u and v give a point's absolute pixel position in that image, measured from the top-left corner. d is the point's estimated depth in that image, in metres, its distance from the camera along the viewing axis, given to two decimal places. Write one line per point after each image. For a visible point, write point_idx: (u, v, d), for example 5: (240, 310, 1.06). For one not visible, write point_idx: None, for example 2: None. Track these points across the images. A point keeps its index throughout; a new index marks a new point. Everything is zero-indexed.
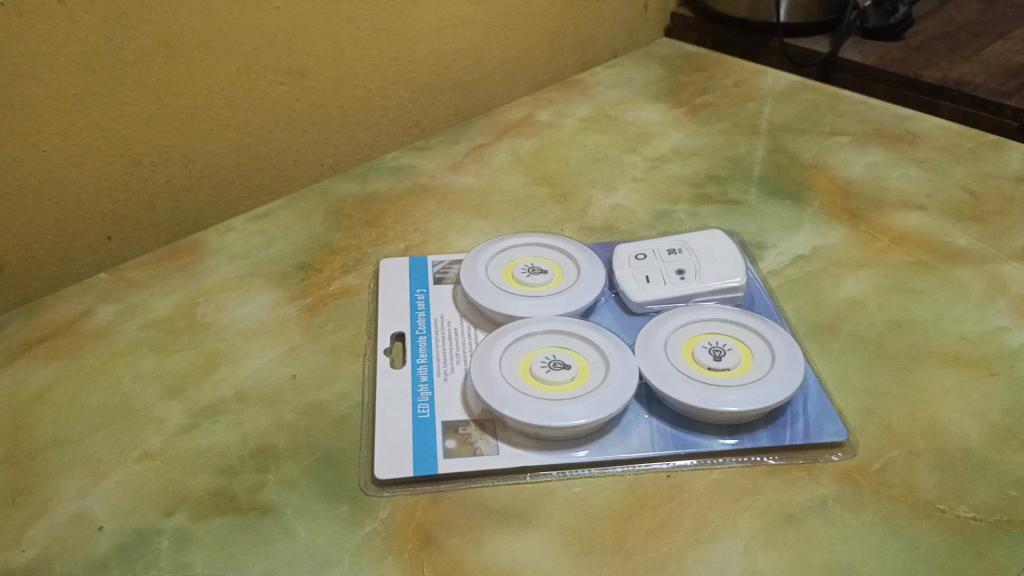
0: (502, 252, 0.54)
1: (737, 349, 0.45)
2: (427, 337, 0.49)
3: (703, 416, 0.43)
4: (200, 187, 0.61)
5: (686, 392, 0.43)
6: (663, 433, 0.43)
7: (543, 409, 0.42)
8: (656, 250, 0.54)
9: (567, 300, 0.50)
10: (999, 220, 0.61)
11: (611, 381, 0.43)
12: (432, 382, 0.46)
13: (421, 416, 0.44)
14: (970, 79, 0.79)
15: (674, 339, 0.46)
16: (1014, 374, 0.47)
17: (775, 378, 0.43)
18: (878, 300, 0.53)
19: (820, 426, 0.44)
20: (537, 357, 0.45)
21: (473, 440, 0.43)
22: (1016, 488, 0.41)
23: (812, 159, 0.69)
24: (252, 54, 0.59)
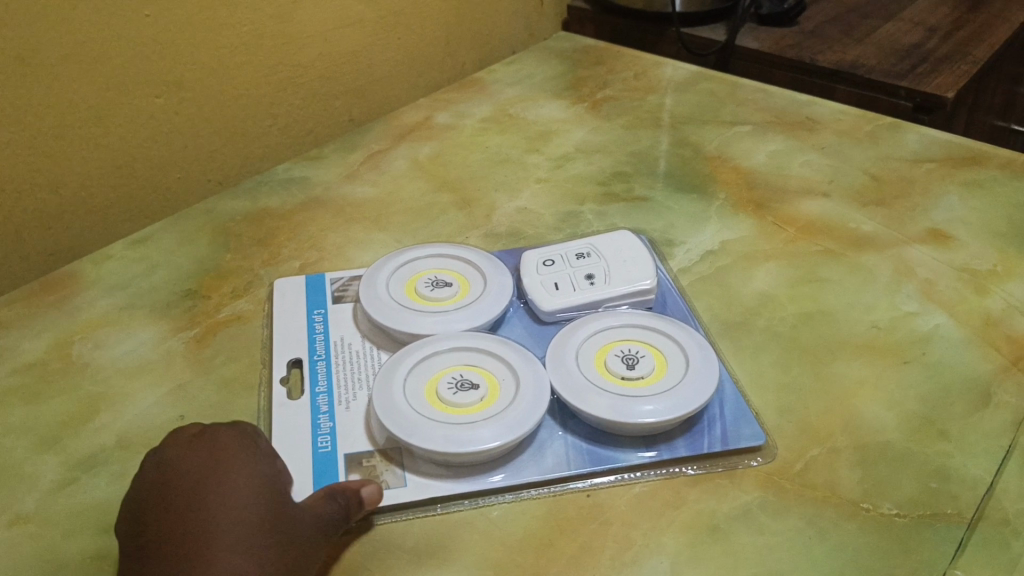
0: (405, 265, 0.51)
1: (650, 356, 0.44)
2: (326, 363, 0.46)
3: (619, 429, 0.41)
4: (74, 211, 0.57)
5: (600, 405, 0.41)
6: (579, 449, 0.41)
7: (452, 436, 0.39)
8: (564, 255, 0.52)
9: (475, 314, 0.47)
10: (902, 203, 0.61)
11: (523, 399, 0.41)
12: (333, 413, 0.43)
13: (322, 449, 0.41)
14: (864, 61, 0.79)
15: (585, 349, 0.44)
16: (927, 361, 0.47)
17: (689, 384, 0.42)
18: (789, 292, 0.52)
19: (738, 430, 0.42)
20: (443, 378, 0.42)
21: (379, 472, 0.40)
22: (937, 480, 0.41)
23: (715, 150, 0.68)
24: (122, 67, 0.55)
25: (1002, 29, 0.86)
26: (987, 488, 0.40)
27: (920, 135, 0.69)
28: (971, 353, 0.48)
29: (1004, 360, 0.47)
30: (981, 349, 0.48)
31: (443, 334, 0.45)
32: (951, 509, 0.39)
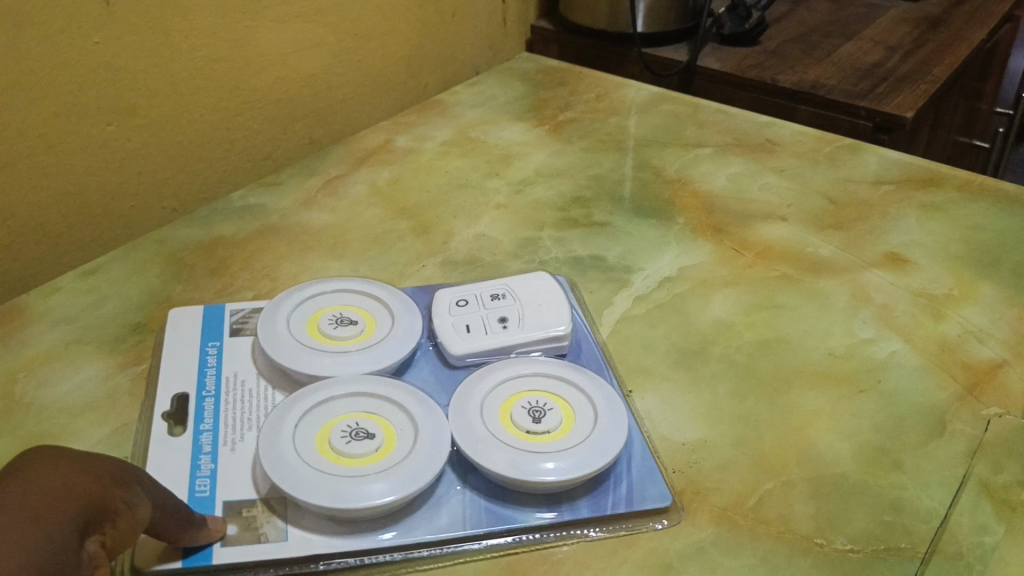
0: (309, 300, 0.50)
1: (558, 409, 0.42)
2: (215, 400, 0.45)
3: (519, 488, 0.40)
4: (21, 242, 0.55)
5: (500, 462, 0.39)
6: (475, 507, 0.40)
7: (341, 490, 0.37)
8: (479, 296, 0.51)
9: (376, 354, 0.46)
10: (860, 226, 0.61)
11: (417, 453, 0.39)
12: (217, 454, 0.42)
13: (200, 493, 0.40)
14: (825, 81, 0.80)
15: (492, 398, 0.43)
16: (883, 390, 0.47)
17: (595, 443, 0.40)
18: (746, 320, 0.52)
19: (644, 489, 0.41)
20: (337, 426, 0.41)
21: (259, 524, 0.39)
22: (891, 512, 0.40)
23: (675, 173, 0.68)
24: (71, 94, 0.54)
25: (961, 47, 0.87)
26: (940, 520, 0.40)
27: (879, 157, 0.69)
28: (927, 381, 0.47)
29: (960, 388, 0.47)
30: (937, 376, 0.48)
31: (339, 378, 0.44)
32: (905, 543, 0.39)
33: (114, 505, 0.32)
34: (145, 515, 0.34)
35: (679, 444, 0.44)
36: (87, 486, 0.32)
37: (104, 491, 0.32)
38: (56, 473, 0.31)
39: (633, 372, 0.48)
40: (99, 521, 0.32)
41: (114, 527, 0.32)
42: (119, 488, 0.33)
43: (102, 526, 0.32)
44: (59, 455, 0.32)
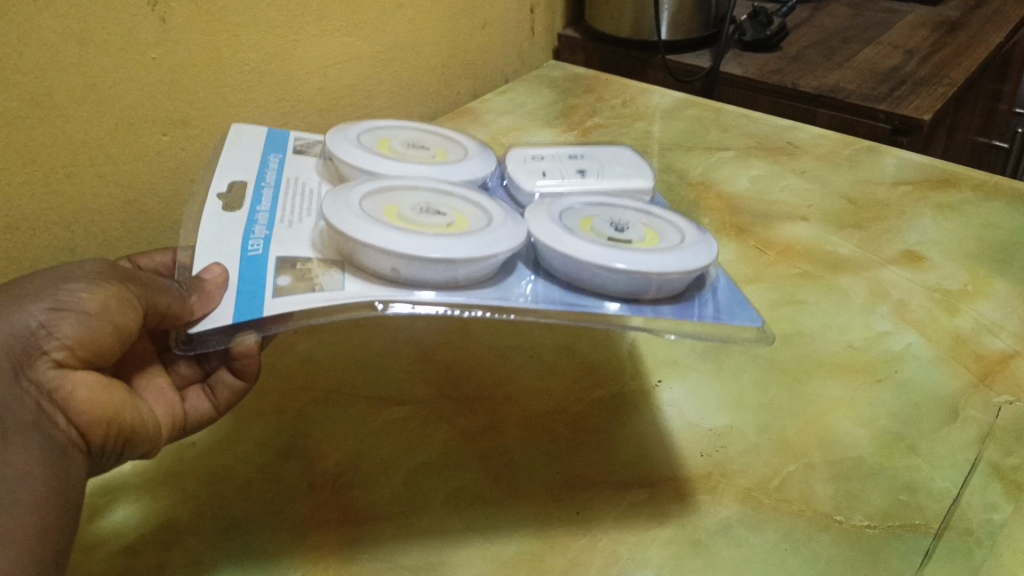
0: (385, 141, 0.52)
1: (641, 234, 0.43)
2: (272, 190, 0.47)
3: (592, 275, 0.40)
4: (87, 246, 0.59)
5: (580, 247, 0.40)
6: (546, 292, 0.40)
7: (420, 243, 0.38)
8: (558, 154, 0.54)
9: (440, 170, 0.48)
10: (878, 225, 0.63)
11: (493, 230, 0.40)
12: (273, 225, 0.43)
13: (254, 253, 0.41)
14: (844, 84, 0.82)
15: (567, 217, 0.44)
16: (899, 379, 0.50)
17: (679, 253, 0.40)
18: (768, 314, 0.55)
19: (731, 311, 0.40)
20: (415, 208, 0.42)
21: (313, 277, 0.39)
22: (907, 492, 0.43)
23: (699, 176, 0.71)
24: (130, 106, 0.58)
25: (978, 50, 0.89)
26: (952, 499, 0.43)
27: (898, 158, 0.71)
28: (940, 370, 0.50)
29: (972, 377, 0.50)
30: (950, 367, 0.50)
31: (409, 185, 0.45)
32: (919, 520, 0.42)
33: (43, 319, 0.37)
34: (102, 301, 0.38)
35: (705, 430, 0.47)
36: (3, 317, 0.36)
37: (27, 313, 0.37)
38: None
39: (660, 364, 0.52)
40: (29, 341, 0.37)
41: (57, 333, 0.37)
42: (51, 301, 0.38)
43: (37, 340, 0.37)
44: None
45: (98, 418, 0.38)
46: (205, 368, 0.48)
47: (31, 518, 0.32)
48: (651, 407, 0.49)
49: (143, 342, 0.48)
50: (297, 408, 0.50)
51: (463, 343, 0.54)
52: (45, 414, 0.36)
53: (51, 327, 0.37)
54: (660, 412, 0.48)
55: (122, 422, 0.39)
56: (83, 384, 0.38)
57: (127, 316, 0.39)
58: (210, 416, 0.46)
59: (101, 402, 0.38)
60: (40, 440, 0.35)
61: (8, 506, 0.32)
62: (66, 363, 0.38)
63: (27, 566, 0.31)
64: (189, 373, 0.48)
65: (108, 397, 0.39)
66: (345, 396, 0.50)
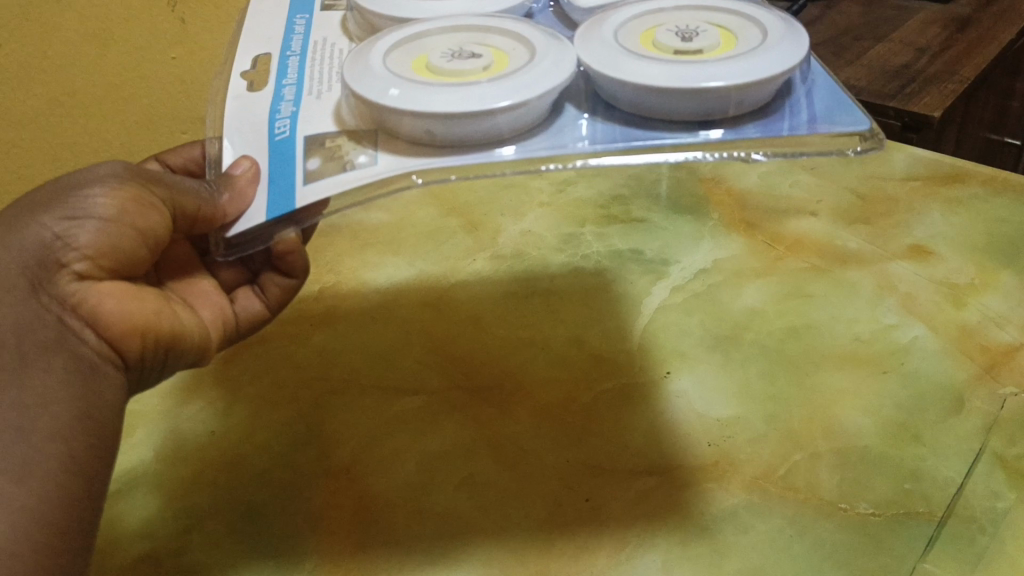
0: None
1: (712, 34, 0.40)
2: (298, 60, 0.45)
3: (670, 107, 0.37)
4: None
5: (650, 71, 0.36)
6: (612, 131, 0.38)
7: (459, 96, 0.36)
8: None
9: (479, 6, 0.45)
10: (886, 220, 0.64)
11: (540, 67, 0.37)
12: (301, 100, 0.42)
13: (280, 136, 0.40)
14: (855, 82, 0.83)
15: (621, 35, 0.40)
16: (906, 371, 0.50)
17: (765, 55, 0.37)
18: (777, 308, 0.56)
19: (830, 118, 0.37)
20: (448, 52, 0.39)
21: (343, 156, 0.37)
22: (910, 481, 0.44)
23: (709, 173, 0.72)
24: (152, 106, 0.59)
25: (991, 45, 0.89)
26: (956, 488, 0.43)
27: (907, 155, 0.72)
28: (946, 363, 0.51)
29: (977, 368, 0.50)
30: (957, 360, 0.51)
31: (437, 30, 0.42)
32: (922, 508, 0.42)
33: (58, 232, 0.37)
34: (118, 206, 0.38)
35: (714, 420, 0.48)
36: (19, 234, 0.37)
37: (42, 227, 0.37)
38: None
39: (670, 356, 0.53)
40: (47, 254, 0.37)
41: (76, 243, 0.38)
42: (66, 211, 0.38)
43: (55, 253, 0.37)
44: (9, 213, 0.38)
45: (133, 328, 0.39)
46: (250, 268, 0.51)
47: (53, 448, 0.34)
48: (659, 398, 0.50)
49: (183, 247, 0.49)
50: (314, 395, 0.51)
51: (476, 333, 0.55)
52: (68, 329, 0.37)
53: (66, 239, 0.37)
54: (668, 402, 0.49)
55: (158, 331, 0.40)
56: (107, 295, 0.38)
57: (149, 219, 0.39)
58: (261, 314, 0.50)
59: (128, 312, 0.39)
60: (63, 360, 0.36)
61: (29, 436, 0.33)
62: (91, 273, 0.38)
63: (49, 496, 0.33)
64: (232, 277, 0.51)
65: (140, 306, 0.40)
66: (361, 387, 0.52)
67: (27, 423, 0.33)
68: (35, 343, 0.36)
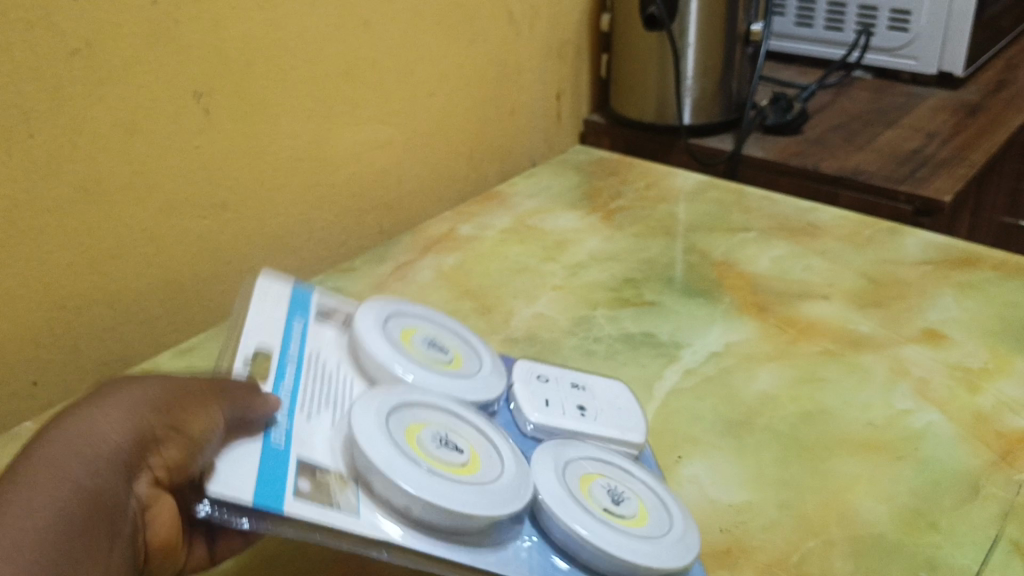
0: (395, 317, 0.51)
1: (634, 498, 0.43)
2: (307, 307, 0.50)
3: (578, 549, 0.40)
4: (126, 324, 0.61)
5: (579, 530, 0.39)
6: (542, 564, 0.40)
7: (427, 474, 0.37)
8: (558, 378, 0.53)
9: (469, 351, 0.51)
10: (899, 304, 0.64)
11: (504, 485, 0.39)
12: (293, 418, 0.41)
13: (274, 445, 0.39)
14: (865, 166, 0.84)
15: (566, 481, 0.42)
16: (920, 457, 0.50)
17: (675, 541, 0.40)
18: (789, 392, 0.56)
19: None
20: (425, 431, 0.40)
21: (332, 491, 0.38)
22: (927, 569, 0.43)
23: (721, 257, 0.72)
24: (175, 192, 0.61)
25: (1000, 130, 0.90)
26: None
27: (918, 239, 0.72)
28: (961, 448, 0.50)
29: (993, 455, 0.50)
30: (971, 445, 0.50)
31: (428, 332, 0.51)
32: None
33: (159, 432, 0.39)
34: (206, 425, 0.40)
35: (725, 505, 0.47)
36: (122, 430, 0.38)
37: (147, 425, 0.38)
38: (91, 431, 0.37)
39: (682, 441, 0.52)
40: (139, 454, 0.38)
41: (165, 454, 0.39)
42: (169, 418, 0.39)
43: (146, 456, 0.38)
44: (114, 398, 0.39)
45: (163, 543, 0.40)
46: None
47: None
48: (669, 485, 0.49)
49: None
50: None
51: None
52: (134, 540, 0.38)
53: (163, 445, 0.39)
54: (678, 488, 0.49)
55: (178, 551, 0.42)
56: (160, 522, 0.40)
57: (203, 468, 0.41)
58: None
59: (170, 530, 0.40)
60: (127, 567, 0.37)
61: None
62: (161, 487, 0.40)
63: None
64: None
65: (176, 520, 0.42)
66: None
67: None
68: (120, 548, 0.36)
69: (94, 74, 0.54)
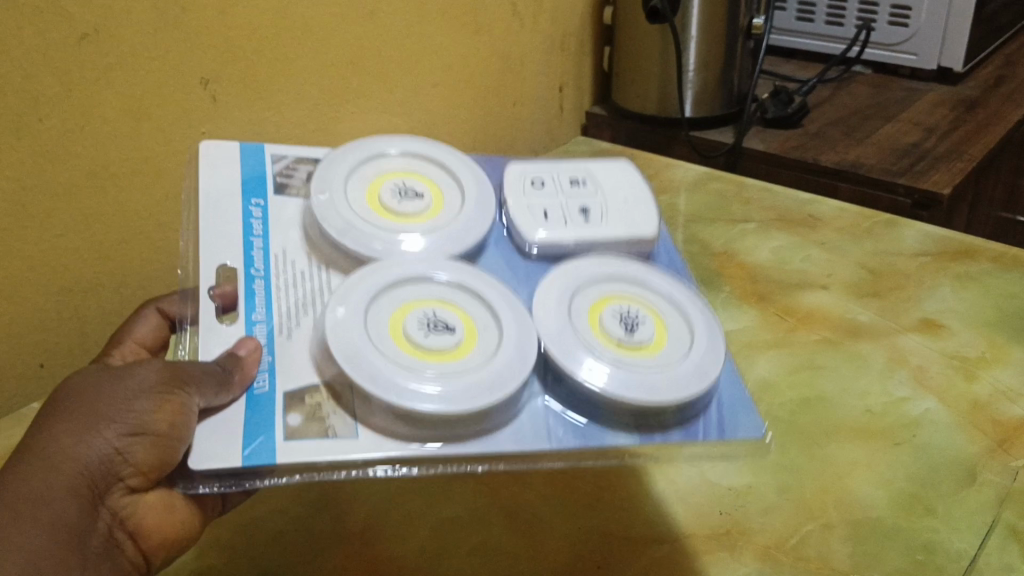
0: (364, 143, 0.49)
1: (649, 323, 0.42)
2: (263, 208, 0.47)
3: (604, 403, 0.39)
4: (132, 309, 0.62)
5: (592, 376, 0.39)
6: (556, 416, 0.40)
7: (425, 388, 0.37)
8: (555, 178, 0.53)
9: (460, 176, 0.49)
10: (896, 295, 0.65)
11: (505, 358, 0.39)
12: (273, 344, 0.42)
13: (257, 390, 0.40)
14: (864, 160, 0.84)
15: (576, 310, 0.42)
16: (917, 443, 0.51)
17: (694, 365, 0.40)
18: (788, 380, 0.56)
19: (736, 420, 0.41)
20: (413, 316, 0.40)
21: (325, 417, 0.38)
22: (924, 552, 0.44)
23: (722, 247, 0.73)
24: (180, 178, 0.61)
25: (999, 126, 0.90)
26: (970, 559, 0.43)
27: (917, 232, 0.73)
28: (958, 436, 0.51)
29: (989, 443, 0.50)
30: (968, 432, 0.51)
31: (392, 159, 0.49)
32: None
33: (122, 440, 0.38)
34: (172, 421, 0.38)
35: (725, 489, 0.48)
36: (84, 444, 0.38)
37: (99, 441, 0.38)
38: (52, 446, 0.38)
39: None
40: (105, 471, 0.38)
41: (132, 459, 0.38)
42: (128, 425, 0.38)
43: (113, 468, 0.38)
44: (70, 405, 0.39)
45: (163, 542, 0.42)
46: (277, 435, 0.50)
47: None
48: (669, 469, 0.50)
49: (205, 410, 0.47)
50: None
51: None
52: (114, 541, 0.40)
53: (127, 451, 0.38)
54: (678, 473, 0.50)
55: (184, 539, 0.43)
56: (152, 510, 0.41)
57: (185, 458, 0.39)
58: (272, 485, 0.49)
59: (170, 523, 0.42)
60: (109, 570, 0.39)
61: None
62: (143, 483, 0.40)
63: None
64: None
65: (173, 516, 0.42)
66: None
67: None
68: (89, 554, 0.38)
69: (103, 59, 0.54)
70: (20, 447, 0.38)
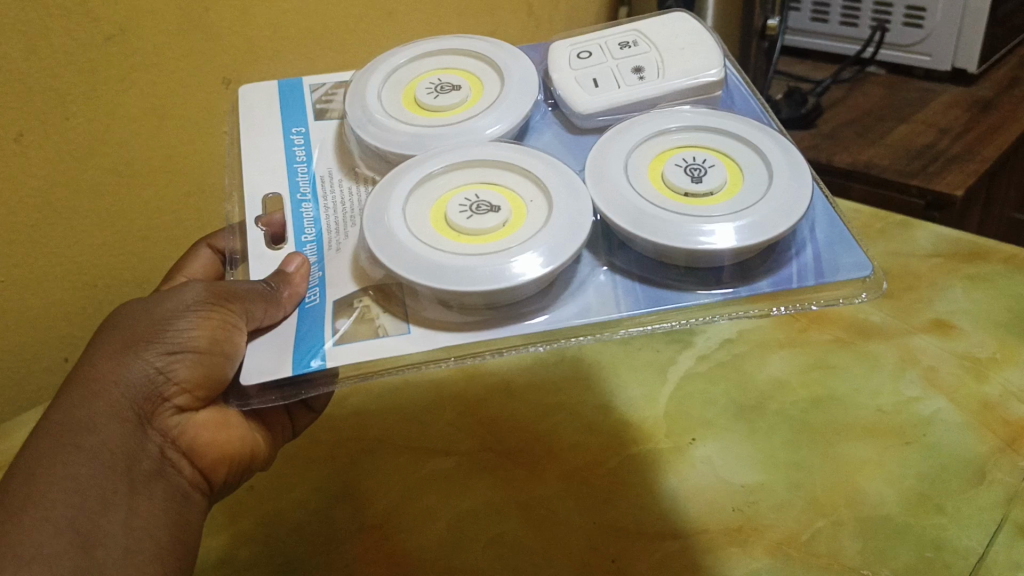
0: (403, 71, 0.50)
1: (717, 167, 0.42)
2: (306, 145, 0.49)
3: (672, 257, 0.39)
4: None
5: (658, 229, 0.38)
6: (629, 287, 0.40)
7: (466, 267, 0.37)
8: (605, 45, 0.51)
9: (495, 50, 0.51)
10: (909, 296, 0.65)
11: (556, 214, 0.39)
12: (324, 260, 0.43)
13: (309, 303, 0.41)
14: (877, 160, 0.85)
15: (639, 160, 0.43)
16: (928, 443, 0.51)
17: (768, 203, 0.39)
18: (801, 378, 0.57)
19: (835, 258, 0.40)
20: (458, 206, 0.41)
21: (375, 319, 0.39)
22: (933, 550, 0.45)
23: None
24: (203, 176, 0.63)
25: (1014, 126, 0.90)
26: (978, 557, 0.44)
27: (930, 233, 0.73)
28: (968, 436, 0.52)
29: (998, 443, 0.51)
30: (978, 432, 0.52)
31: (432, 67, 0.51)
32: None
33: (162, 362, 0.41)
34: (209, 334, 0.41)
35: (738, 485, 0.49)
36: (127, 369, 0.41)
37: (142, 364, 0.41)
38: (97, 373, 0.41)
39: (695, 424, 0.54)
40: (151, 390, 0.41)
41: (176, 379, 0.42)
42: (163, 346, 0.41)
43: (159, 388, 0.42)
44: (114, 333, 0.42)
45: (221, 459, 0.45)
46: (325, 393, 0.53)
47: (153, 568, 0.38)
48: (682, 465, 0.51)
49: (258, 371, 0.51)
50: (351, 455, 0.53)
51: (507, 396, 0.57)
52: (167, 461, 0.43)
53: (167, 372, 0.41)
54: (691, 469, 0.50)
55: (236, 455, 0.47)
56: (201, 425, 0.44)
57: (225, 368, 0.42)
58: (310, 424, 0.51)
59: (219, 444, 0.45)
60: (162, 488, 0.41)
61: (134, 555, 0.38)
62: (190, 400, 0.43)
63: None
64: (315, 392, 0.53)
65: (223, 435, 0.46)
66: (395, 446, 0.54)
67: (133, 545, 0.38)
68: (140, 472, 0.40)
69: None
70: (70, 379, 0.41)
